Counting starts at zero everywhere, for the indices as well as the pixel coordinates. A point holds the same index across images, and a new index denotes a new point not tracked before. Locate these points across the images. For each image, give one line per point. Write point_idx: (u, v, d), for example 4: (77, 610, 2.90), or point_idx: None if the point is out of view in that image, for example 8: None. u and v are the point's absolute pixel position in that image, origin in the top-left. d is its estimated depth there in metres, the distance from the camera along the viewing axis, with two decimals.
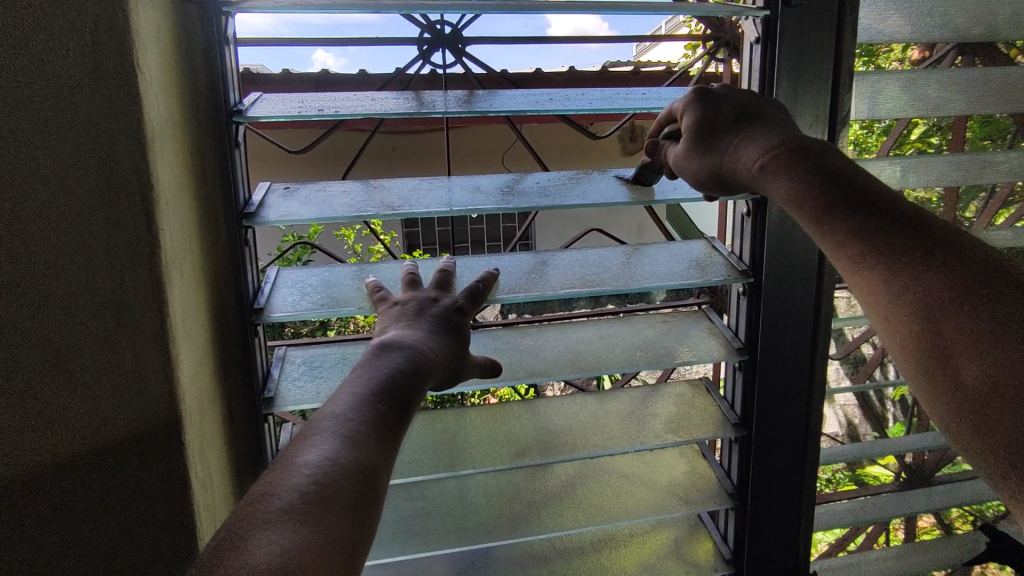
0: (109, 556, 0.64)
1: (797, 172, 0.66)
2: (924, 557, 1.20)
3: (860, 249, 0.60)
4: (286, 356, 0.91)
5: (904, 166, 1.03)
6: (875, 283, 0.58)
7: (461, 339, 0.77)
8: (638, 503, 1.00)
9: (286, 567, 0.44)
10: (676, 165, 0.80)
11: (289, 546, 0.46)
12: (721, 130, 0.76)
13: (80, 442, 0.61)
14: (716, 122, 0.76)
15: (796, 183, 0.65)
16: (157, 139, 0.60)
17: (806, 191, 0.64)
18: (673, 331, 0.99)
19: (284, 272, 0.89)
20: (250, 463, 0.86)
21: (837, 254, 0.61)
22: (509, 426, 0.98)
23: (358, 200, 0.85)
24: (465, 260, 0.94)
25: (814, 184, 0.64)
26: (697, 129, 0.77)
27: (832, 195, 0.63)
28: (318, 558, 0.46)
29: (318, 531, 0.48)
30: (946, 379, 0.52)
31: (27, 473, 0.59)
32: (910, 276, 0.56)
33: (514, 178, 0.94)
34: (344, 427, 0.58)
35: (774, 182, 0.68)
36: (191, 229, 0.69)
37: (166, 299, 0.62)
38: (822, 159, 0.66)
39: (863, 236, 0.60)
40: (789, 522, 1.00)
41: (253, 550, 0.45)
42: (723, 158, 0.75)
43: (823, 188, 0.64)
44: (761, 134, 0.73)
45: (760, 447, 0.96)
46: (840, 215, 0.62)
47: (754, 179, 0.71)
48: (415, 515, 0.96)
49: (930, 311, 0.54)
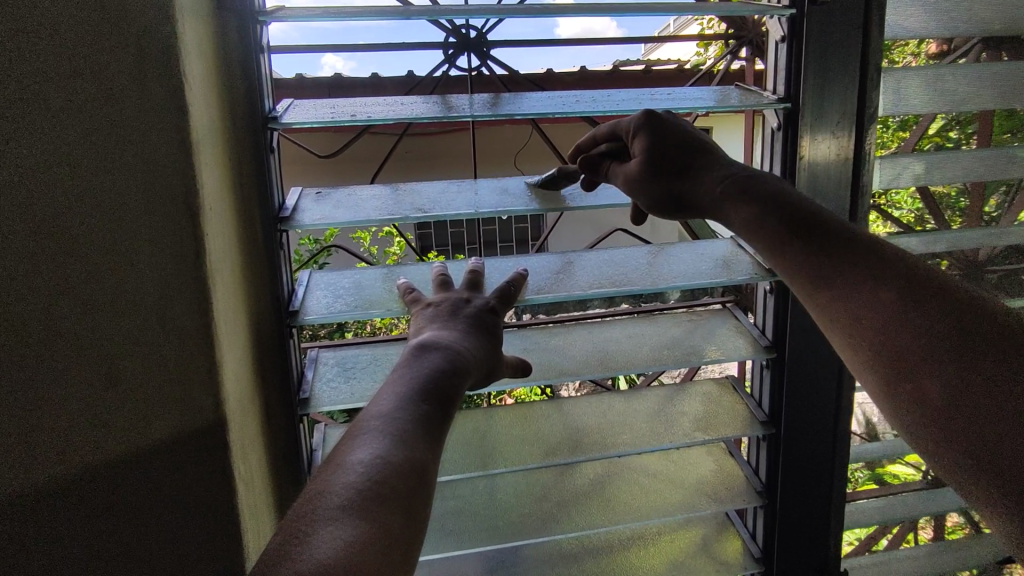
0: (158, 555, 0.66)
1: (752, 197, 0.72)
2: (954, 555, 1.19)
3: (818, 272, 0.64)
4: (319, 358, 0.93)
5: (930, 162, 1.02)
6: (832, 299, 0.62)
7: (495, 339, 0.78)
8: (666, 501, 1.00)
9: (347, 562, 0.45)
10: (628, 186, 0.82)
11: (349, 541, 0.47)
12: (674, 156, 0.80)
13: (129, 443, 0.62)
14: (666, 148, 0.80)
15: (750, 207, 0.72)
16: (201, 146, 0.62)
17: (761, 216, 0.70)
18: (699, 329, 1.00)
19: (316, 275, 0.90)
20: (284, 463, 0.87)
21: (792, 278, 0.67)
22: (537, 425, 0.98)
23: (389, 203, 0.87)
24: (493, 261, 0.95)
25: (766, 207, 0.70)
26: (650, 154, 0.80)
27: (783, 223, 0.68)
28: (379, 553, 0.47)
29: (378, 526, 0.49)
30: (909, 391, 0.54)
31: (83, 474, 0.61)
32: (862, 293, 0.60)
33: (539, 179, 0.95)
34: (392, 426, 0.59)
35: (733, 205, 0.74)
36: (231, 234, 0.71)
37: (212, 304, 0.63)
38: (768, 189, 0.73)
39: (820, 260, 0.64)
40: (820, 520, 1.00)
41: (316, 545, 0.47)
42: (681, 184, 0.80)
43: (775, 215, 0.69)
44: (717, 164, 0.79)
45: (790, 445, 0.96)
46: (798, 242, 0.67)
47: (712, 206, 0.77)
48: (445, 514, 0.97)
49: (896, 333, 0.56)
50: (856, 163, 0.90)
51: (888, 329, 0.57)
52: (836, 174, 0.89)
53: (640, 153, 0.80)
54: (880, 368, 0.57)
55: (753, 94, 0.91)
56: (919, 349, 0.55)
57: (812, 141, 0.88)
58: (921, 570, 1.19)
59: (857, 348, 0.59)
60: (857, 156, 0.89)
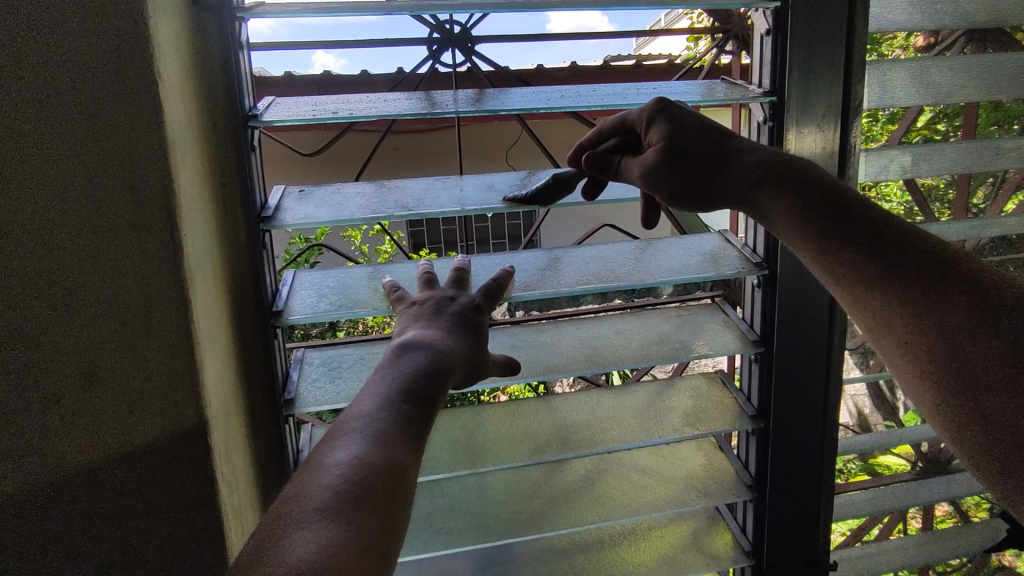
0: (141, 559, 0.65)
1: (795, 187, 0.67)
2: (944, 545, 1.20)
3: (875, 276, 0.59)
4: (304, 358, 0.92)
5: (917, 155, 1.02)
6: (892, 305, 0.58)
7: (481, 337, 0.78)
8: (656, 496, 1.00)
9: (322, 566, 0.45)
10: (646, 178, 0.77)
11: (323, 545, 0.47)
12: (698, 146, 0.76)
13: (108, 448, 0.61)
14: (690, 139, 0.76)
15: (789, 203, 0.67)
16: (178, 145, 0.61)
17: (809, 212, 0.65)
18: (688, 324, 0.99)
19: (301, 274, 0.89)
20: (271, 465, 0.86)
21: (839, 281, 0.62)
22: (526, 423, 0.98)
23: (373, 201, 0.86)
24: (480, 258, 0.95)
25: (813, 200, 0.65)
26: (671, 144, 0.76)
27: (834, 219, 0.63)
28: (353, 557, 0.47)
29: (353, 530, 0.49)
30: (975, 412, 0.52)
31: (61, 478, 0.60)
32: (923, 303, 0.56)
33: (524, 175, 0.94)
34: (372, 427, 0.59)
35: (771, 197, 0.69)
36: (212, 234, 0.70)
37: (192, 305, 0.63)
38: (811, 177, 0.68)
39: (879, 260, 0.59)
40: (809, 513, 1.01)
41: (290, 549, 0.47)
42: (707, 175, 0.75)
43: (825, 211, 0.64)
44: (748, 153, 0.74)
45: (778, 438, 0.96)
46: (852, 241, 0.61)
47: (744, 195, 0.72)
48: (434, 513, 0.96)
49: (967, 351, 0.53)
50: (842, 156, 0.90)
51: (958, 345, 0.54)
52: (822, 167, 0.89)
53: (659, 144, 0.76)
54: (946, 385, 0.54)
55: (738, 88, 0.91)
56: (996, 371, 0.52)
57: (798, 135, 0.87)
58: (910, 561, 1.20)
59: (920, 364, 0.56)
60: (843, 150, 0.90)
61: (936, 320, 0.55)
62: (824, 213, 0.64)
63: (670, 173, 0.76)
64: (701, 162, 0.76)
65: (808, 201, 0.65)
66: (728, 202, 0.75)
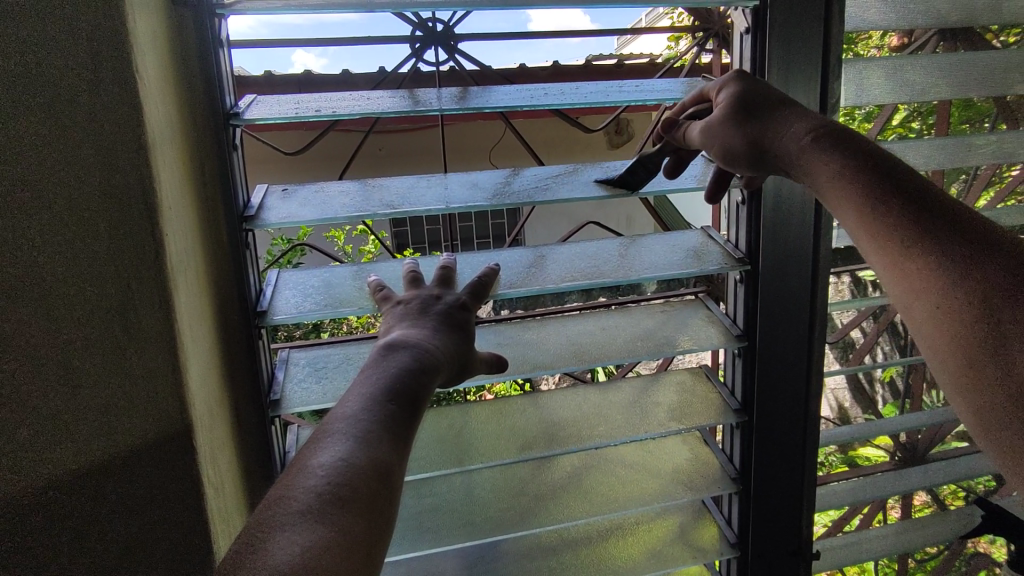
0: (125, 565, 0.64)
1: (844, 150, 0.67)
2: (921, 532, 1.23)
3: (913, 238, 0.59)
4: (289, 359, 0.91)
5: (893, 151, 1.05)
6: (924, 265, 0.58)
7: (466, 335, 0.77)
8: (643, 491, 1.01)
9: (306, 568, 0.45)
10: (705, 133, 0.78)
11: (307, 546, 0.47)
12: (760, 108, 0.76)
13: (90, 454, 0.60)
14: (754, 101, 0.77)
15: (836, 159, 0.67)
16: (158, 144, 0.60)
17: (855, 174, 0.65)
18: (672, 320, 1.00)
19: (284, 274, 0.89)
20: (257, 467, 0.85)
21: (876, 240, 0.62)
22: (513, 420, 0.98)
23: (357, 200, 0.85)
24: (466, 256, 0.94)
25: (862, 164, 0.65)
26: (734, 105, 0.77)
27: (882, 183, 0.63)
28: (338, 559, 0.47)
29: (336, 530, 0.49)
30: (996, 373, 0.51)
31: (41, 485, 0.59)
32: (956, 265, 0.56)
33: (508, 173, 0.94)
34: (356, 428, 0.59)
35: (820, 158, 0.68)
36: (193, 234, 0.69)
37: (174, 306, 0.62)
38: (860, 145, 0.68)
39: (919, 223, 0.59)
40: (793, 504, 1.02)
41: (273, 552, 0.47)
42: (761, 133, 0.75)
43: (874, 177, 0.64)
44: (802, 117, 0.74)
45: (762, 431, 0.98)
46: (899, 206, 0.61)
47: (794, 157, 0.71)
48: (422, 512, 0.96)
49: (998, 314, 0.52)
50: None
51: (988, 307, 0.53)
52: None
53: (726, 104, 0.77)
54: (968, 346, 0.53)
55: None
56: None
57: None
58: (890, 549, 1.22)
59: (945, 324, 0.55)
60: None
61: (965, 283, 0.55)
62: (881, 175, 0.64)
63: (730, 131, 0.76)
64: (760, 122, 0.75)
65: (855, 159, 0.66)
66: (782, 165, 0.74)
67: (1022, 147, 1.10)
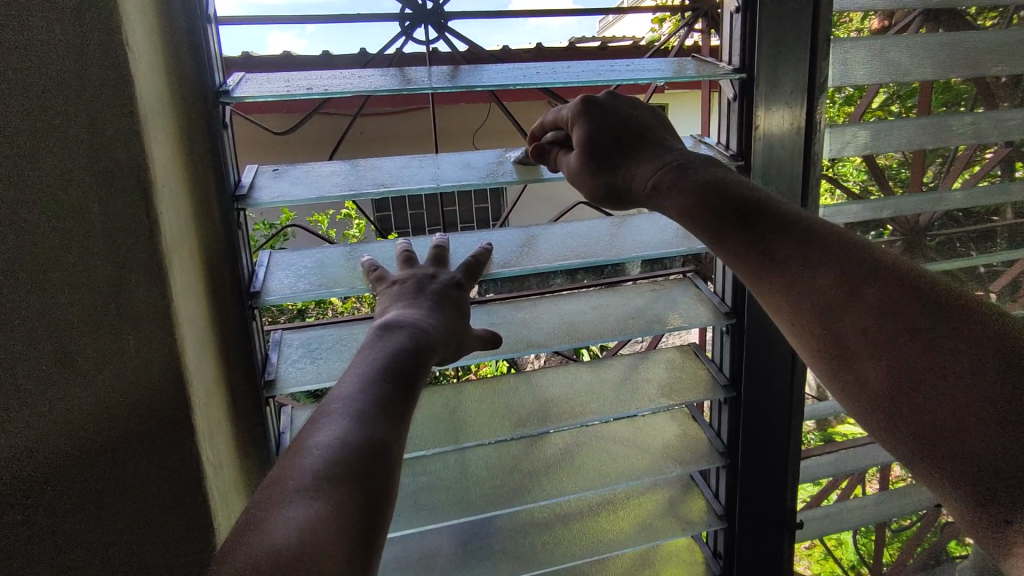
0: (123, 548, 0.64)
1: (686, 189, 0.73)
2: (899, 502, 1.28)
3: (761, 263, 0.66)
4: (283, 340, 0.91)
5: (876, 131, 1.07)
6: (774, 286, 0.65)
7: (461, 313, 0.78)
8: (634, 465, 1.04)
9: (305, 542, 0.46)
10: (572, 177, 0.84)
11: (306, 521, 0.48)
12: (611, 145, 0.82)
13: (87, 435, 0.60)
14: (601, 139, 0.82)
15: (678, 200, 0.73)
16: (149, 120, 0.59)
17: (692, 207, 0.71)
18: (663, 298, 1.02)
19: (276, 255, 0.88)
20: (253, 447, 0.85)
21: (734, 270, 0.69)
22: (506, 398, 0.99)
23: (349, 179, 0.85)
24: (459, 236, 0.94)
25: (703, 198, 0.71)
26: (590, 144, 0.82)
27: (717, 212, 0.69)
28: (335, 533, 0.48)
29: (333, 507, 0.50)
30: (850, 374, 0.58)
31: (38, 468, 0.58)
32: (795, 280, 0.63)
33: (500, 153, 0.94)
34: (352, 407, 0.59)
35: (669, 200, 0.74)
36: (186, 213, 0.68)
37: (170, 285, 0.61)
38: (702, 174, 0.74)
39: (761, 245, 0.66)
40: (779, 476, 1.05)
41: (274, 528, 0.47)
42: (619, 177, 0.81)
43: (712, 204, 0.70)
44: (649, 156, 0.80)
45: (749, 406, 1.00)
46: (733, 232, 0.68)
47: (643, 199, 0.78)
48: (417, 490, 0.97)
49: (843, 320, 0.59)
50: (809, 132, 0.93)
51: (832, 317, 0.60)
52: (789, 145, 0.92)
53: (579, 143, 0.82)
54: (826, 358, 0.60)
55: (710, 66, 0.93)
56: (864, 333, 0.58)
57: (766, 113, 0.90)
58: (869, 518, 1.27)
59: (803, 336, 0.62)
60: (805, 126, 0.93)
61: (808, 296, 0.62)
62: (715, 203, 0.70)
63: (587, 175, 0.82)
64: (613, 164, 0.81)
65: (697, 194, 0.71)
66: (641, 202, 0.81)
67: (999, 128, 1.13)
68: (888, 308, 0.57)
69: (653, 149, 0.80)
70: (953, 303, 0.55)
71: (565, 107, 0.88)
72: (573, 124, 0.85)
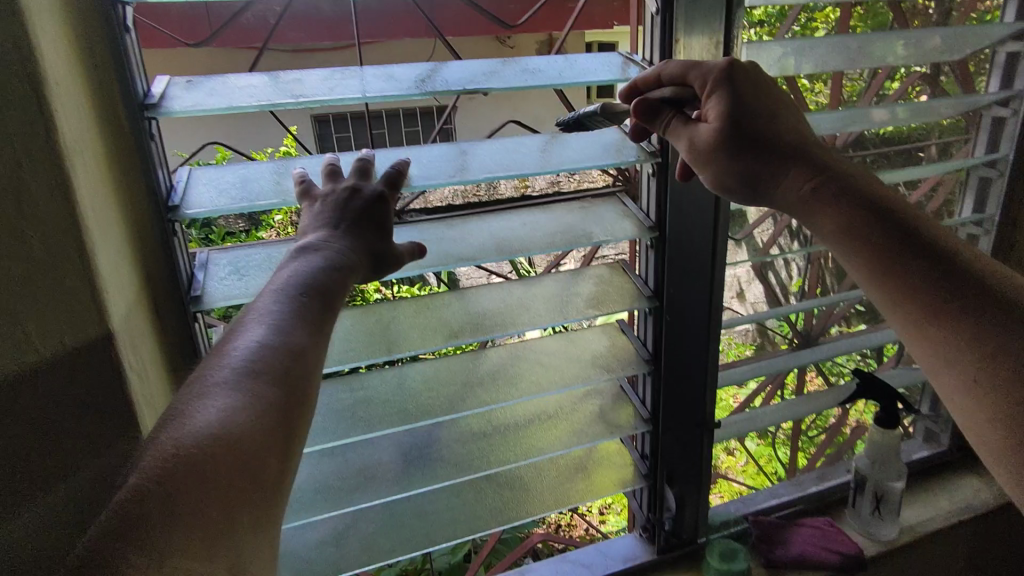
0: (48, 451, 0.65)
1: (834, 197, 0.84)
2: (811, 405, 1.39)
3: (846, 220, 0.83)
4: (209, 260, 0.90)
5: (795, 50, 1.06)
6: (866, 228, 0.81)
7: (384, 229, 0.80)
8: (565, 375, 1.09)
9: (219, 428, 0.52)
10: (697, 151, 0.88)
11: (224, 410, 0.54)
12: (748, 135, 0.89)
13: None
14: (736, 114, 0.87)
15: (838, 201, 0.84)
16: (33, 9, 0.56)
17: (824, 182, 0.86)
18: (591, 214, 1.05)
19: (196, 171, 0.86)
20: (183, 365, 0.86)
21: (823, 225, 0.85)
22: (441, 314, 1.02)
23: (268, 90, 0.83)
24: (386, 151, 0.94)
25: (822, 177, 0.86)
26: (728, 123, 0.88)
27: (868, 206, 0.82)
28: (255, 419, 0.54)
29: (250, 399, 0.56)
30: (894, 288, 0.79)
31: None
32: (868, 223, 0.81)
33: (427, 66, 0.93)
34: (270, 316, 0.64)
35: (825, 205, 0.85)
36: (87, 117, 0.66)
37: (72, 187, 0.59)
38: (841, 183, 0.86)
39: (839, 204, 0.84)
40: (698, 382, 1.14)
41: (192, 415, 0.53)
42: (755, 166, 0.89)
43: (845, 201, 0.84)
44: (801, 159, 0.88)
45: (671, 315, 1.06)
46: (843, 200, 0.84)
47: (798, 202, 0.88)
48: (355, 404, 1.00)
49: (910, 268, 0.78)
50: (725, 48, 0.96)
51: (885, 258, 0.79)
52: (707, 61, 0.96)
53: (715, 118, 0.88)
54: (893, 291, 0.79)
55: None
56: (930, 280, 0.77)
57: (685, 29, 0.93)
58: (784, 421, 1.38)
59: (874, 280, 0.81)
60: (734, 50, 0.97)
61: (866, 232, 0.81)
62: (844, 189, 0.85)
63: (712, 161, 0.88)
64: (769, 164, 0.89)
65: (846, 199, 0.84)
66: (782, 203, 0.90)
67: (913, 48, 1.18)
68: (944, 272, 0.77)
69: (805, 150, 0.88)
70: (1003, 277, 0.76)
71: (694, 75, 0.88)
72: (709, 98, 0.88)
